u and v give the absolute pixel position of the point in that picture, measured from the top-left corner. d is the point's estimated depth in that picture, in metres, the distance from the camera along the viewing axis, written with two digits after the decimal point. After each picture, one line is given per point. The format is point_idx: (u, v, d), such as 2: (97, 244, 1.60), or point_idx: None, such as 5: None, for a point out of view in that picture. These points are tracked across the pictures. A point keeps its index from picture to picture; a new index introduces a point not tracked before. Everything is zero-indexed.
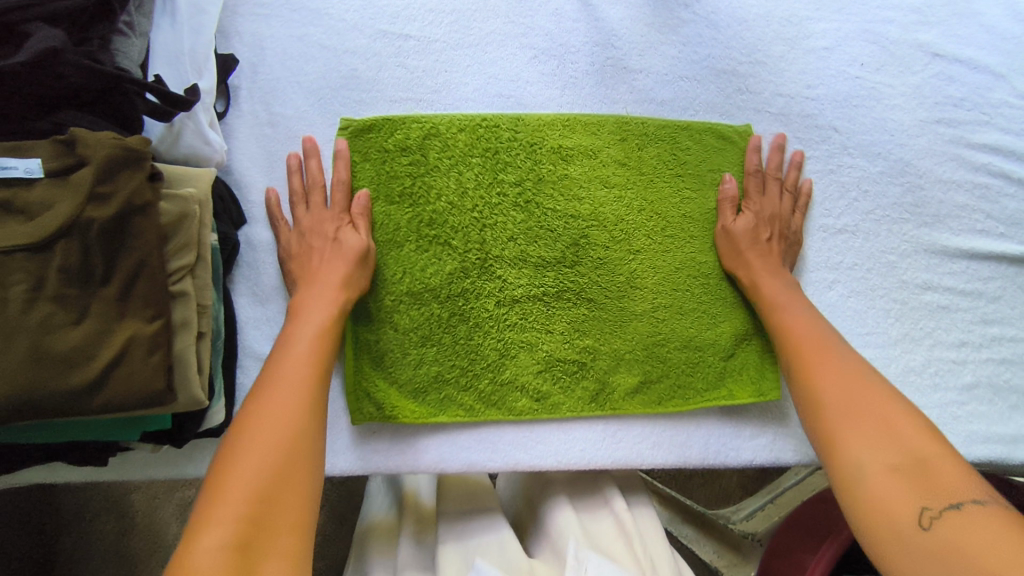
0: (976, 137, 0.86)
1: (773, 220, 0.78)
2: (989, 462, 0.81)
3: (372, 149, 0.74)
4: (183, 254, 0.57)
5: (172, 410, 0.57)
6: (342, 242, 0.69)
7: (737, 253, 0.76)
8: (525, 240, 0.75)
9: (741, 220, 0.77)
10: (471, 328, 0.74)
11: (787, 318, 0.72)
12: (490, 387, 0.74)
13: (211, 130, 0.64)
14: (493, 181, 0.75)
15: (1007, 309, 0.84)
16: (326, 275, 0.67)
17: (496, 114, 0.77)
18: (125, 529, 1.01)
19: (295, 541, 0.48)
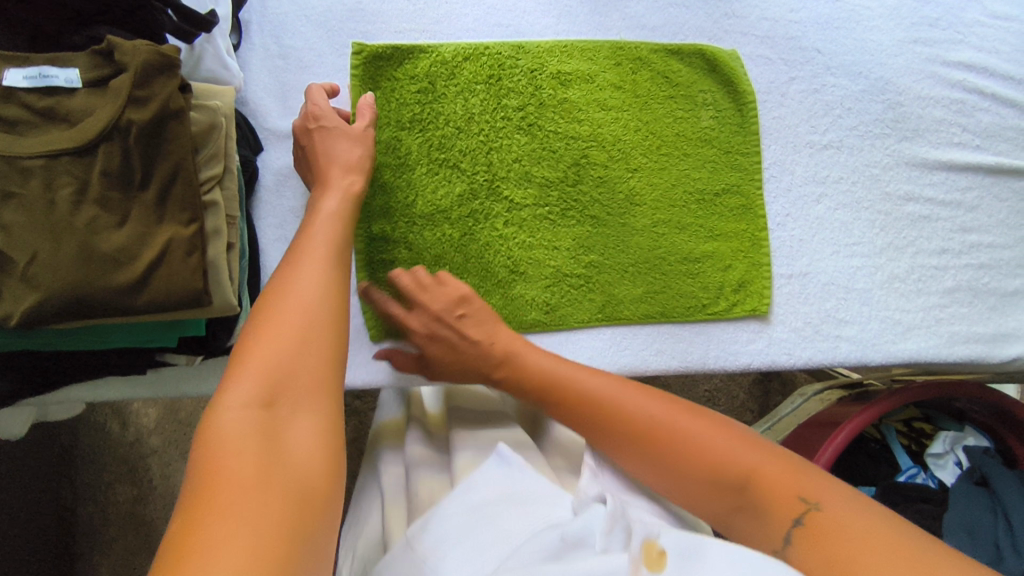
0: (951, 55, 0.91)
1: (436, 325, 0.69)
2: (970, 361, 0.87)
3: (381, 76, 0.78)
4: (213, 164, 0.61)
5: (209, 314, 0.62)
6: (327, 127, 0.67)
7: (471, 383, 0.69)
8: (529, 161, 0.79)
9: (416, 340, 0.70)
10: (483, 247, 0.78)
11: (585, 385, 0.61)
12: (501, 303, 0.78)
13: (229, 56, 0.68)
14: (497, 106, 0.79)
15: (983, 218, 0.89)
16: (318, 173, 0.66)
17: (497, 43, 0.81)
18: (144, 495, 1.11)
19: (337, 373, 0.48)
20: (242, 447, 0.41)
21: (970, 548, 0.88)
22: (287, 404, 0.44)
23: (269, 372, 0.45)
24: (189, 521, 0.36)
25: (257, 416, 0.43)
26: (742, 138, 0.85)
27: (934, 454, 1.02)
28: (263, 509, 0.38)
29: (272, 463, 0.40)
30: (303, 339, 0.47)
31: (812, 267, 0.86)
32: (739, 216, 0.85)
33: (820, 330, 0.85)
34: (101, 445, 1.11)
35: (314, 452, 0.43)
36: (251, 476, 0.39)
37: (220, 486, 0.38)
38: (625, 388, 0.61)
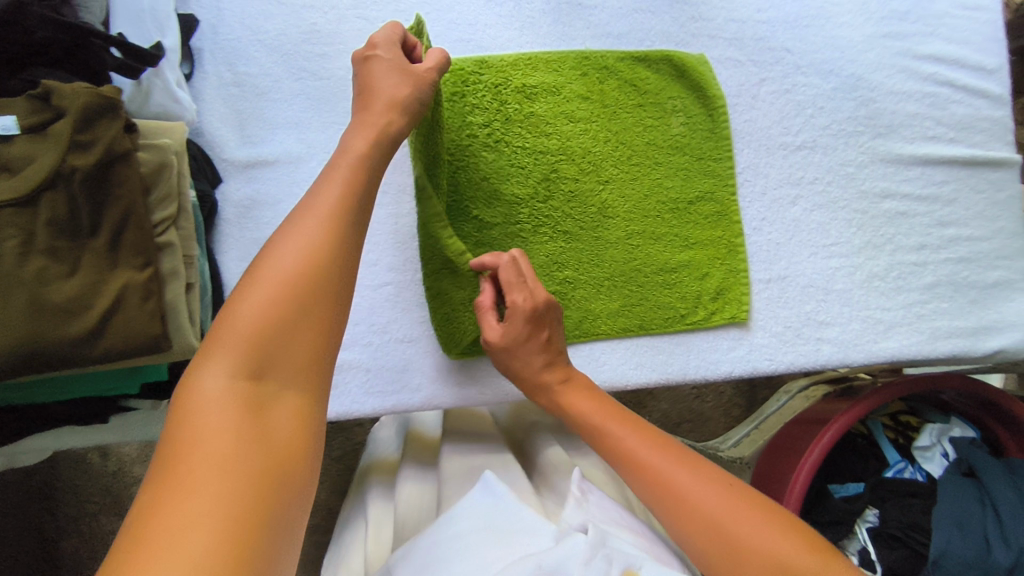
0: (922, 48, 0.90)
1: (539, 317, 0.69)
2: (954, 356, 0.87)
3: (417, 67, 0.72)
4: (166, 206, 0.59)
5: (170, 359, 0.60)
6: (391, 63, 0.61)
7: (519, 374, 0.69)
8: (497, 178, 0.78)
9: (509, 324, 0.69)
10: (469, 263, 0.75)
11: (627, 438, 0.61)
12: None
13: (180, 88, 0.65)
14: (461, 123, 0.77)
15: (961, 211, 0.89)
16: (373, 107, 0.58)
17: (459, 59, 0.79)
18: None
19: (330, 346, 0.46)
20: (221, 418, 0.40)
21: (960, 540, 0.88)
22: (271, 380, 0.44)
23: (259, 343, 0.43)
24: (158, 487, 0.37)
25: (238, 394, 0.42)
26: (714, 144, 0.84)
27: (920, 447, 1.01)
28: (235, 484, 0.38)
29: (251, 437, 0.40)
30: (299, 312, 0.45)
31: (790, 270, 0.85)
32: (714, 222, 0.83)
33: (801, 333, 0.84)
34: (83, 477, 1.09)
35: (293, 431, 0.43)
36: (228, 449, 0.39)
37: (192, 455, 0.38)
38: (645, 445, 0.60)
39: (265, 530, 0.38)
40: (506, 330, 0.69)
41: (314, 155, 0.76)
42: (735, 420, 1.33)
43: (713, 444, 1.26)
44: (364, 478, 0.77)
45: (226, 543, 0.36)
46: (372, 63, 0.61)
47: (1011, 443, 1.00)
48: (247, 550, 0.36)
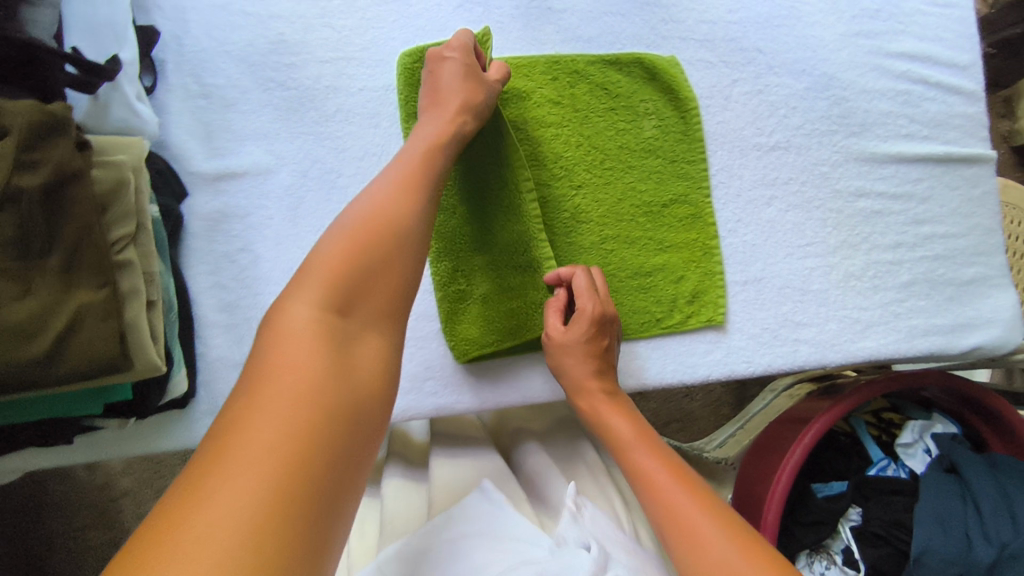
0: (894, 46, 0.90)
1: (604, 328, 0.73)
2: (931, 354, 0.86)
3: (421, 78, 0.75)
4: (124, 223, 0.58)
5: (132, 378, 0.59)
6: (462, 68, 0.71)
7: (569, 366, 0.72)
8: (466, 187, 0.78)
9: (573, 327, 0.72)
10: (494, 258, 0.79)
11: (637, 458, 0.64)
12: (484, 334, 0.78)
13: (139, 102, 0.64)
14: None
15: (936, 208, 0.89)
16: (451, 107, 0.68)
17: None
18: (117, 538, 1.11)
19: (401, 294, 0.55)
20: (305, 343, 0.48)
21: (941, 538, 0.87)
22: (355, 314, 0.52)
23: (341, 286, 0.52)
24: (252, 394, 0.45)
25: (328, 320, 0.50)
26: (687, 146, 0.84)
27: (902, 444, 1.00)
28: (315, 398, 0.45)
29: (332, 362, 0.48)
30: (377, 266, 0.54)
31: (766, 272, 0.85)
32: (689, 225, 0.83)
33: (778, 335, 0.83)
34: (69, 491, 1.11)
35: (368, 363, 0.51)
36: (309, 370, 0.47)
37: (280, 372, 0.46)
38: (667, 474, 0.61)
39: (337, 438, 0.45)
40: (573, 332, 0.72)
41: (283, 166, 0.74)
42: (723, 418, 1.33)
43: (697, 446, 1.23)
44: None
45: (302, 444, 0.43)
46: (448, 66, 0.71)
47: (992, 439, 1.00)
48: (317, 444, 0.43)
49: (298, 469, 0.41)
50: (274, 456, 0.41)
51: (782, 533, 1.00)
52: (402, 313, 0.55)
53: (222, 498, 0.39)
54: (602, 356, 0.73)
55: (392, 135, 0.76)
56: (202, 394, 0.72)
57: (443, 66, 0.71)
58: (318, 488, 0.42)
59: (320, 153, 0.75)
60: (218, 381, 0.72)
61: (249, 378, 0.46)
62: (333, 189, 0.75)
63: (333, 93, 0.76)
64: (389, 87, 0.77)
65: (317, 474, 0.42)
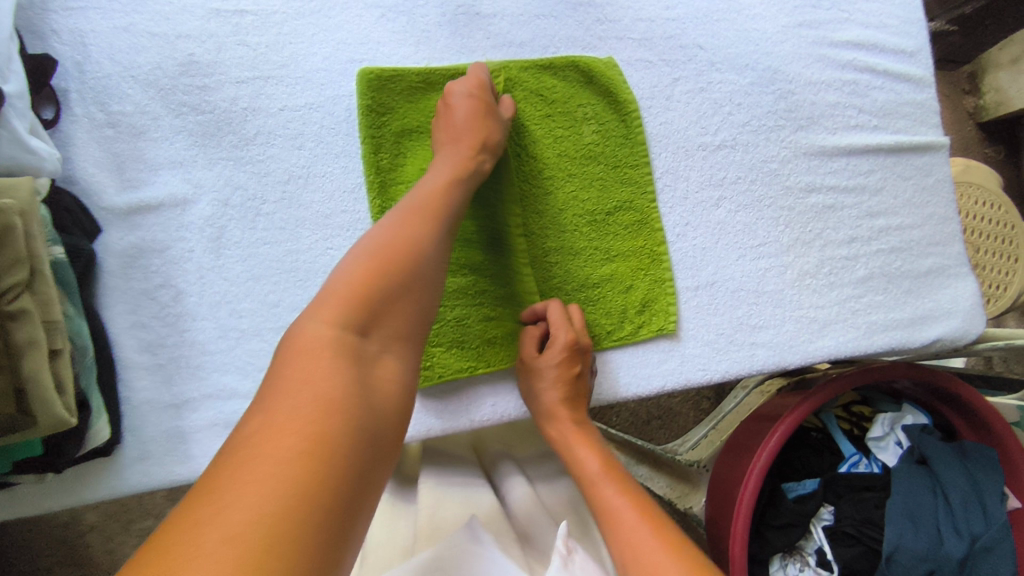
0: (839, 35, 0.87)
1: (580, 356, 0.73)
2: (892, 350, 0.84)
3: (393, 100, 0.75)
4: (15, 271, 0.54)
5: (38, 433, 0.55)
6: (479, 100, 0.71)
7: (538, 388, 0.71)
8: None
9: (546, 353, 0.71)
10: (458, 278, 0.75)
11: (608, 500, 0.60)
12: (446, 359, 0.74)
13: (32, 137, 0.61)
14: (393, 147, 0.75)
15: (890, 200, 0.86)
16: (473, 140, 0.69)
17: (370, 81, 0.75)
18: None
19: (414, 328, 0.53)
20: (327, 362, 0.46)
21: (912, 534, 0.83)
22: (371, 339, 0.50)
23: (360, 309, 0.50)
24: (271, 408, 0.43)
25: (344, 341, 0.48)
26: (629, 150, 0.81)
27: (873, 437, 0.95)
28: (334, 417, 0.43)
29: (353, 382, 0.46)
30: (397, 290, 0.52)
31: (719, 275, 0.82)
32: (634, 232, 0.80)
33: (734, 340, 0.80)
34: (33, 530, 1.07)
35: (385, 389, 0.48)
36: (330, 389, 0.44)
37: (298, 391, 0.43)
38: (633, 514, 0.58)
39: (354, 461, 0.42)
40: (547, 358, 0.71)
41: (202, 195, 0.71)
42: (705, 413, 1.30)
43: (670, 447, 1.18)
44: None
45: (320, 464, 0.40)
46: (468, 102, 0.71)
47: (963, 427, 0.94)
48: (329, 469, 0.40)
49: (314, 490, 0.39)
50: (291, 473, 0.39)
51: (754, 536, 0.93)
52: (416, 339, 0.54)
53: (235, 514, 0.36)
54: (574, 382, 0.72)
55: (317, 157, 0.73)
56: (129, 440, 0.68)
57: (467, 101, 0.71)
58: (333, 513, 0.39)
59: (241, 178, 0.72)
60: (144, 425, 0.68)
61: (267, 393, 0.44)
62: (258, 216, 0.71)
63: (250, 114, 0.73)
64: (311, 106, 0.74)
65: (333, 496, 0.40)
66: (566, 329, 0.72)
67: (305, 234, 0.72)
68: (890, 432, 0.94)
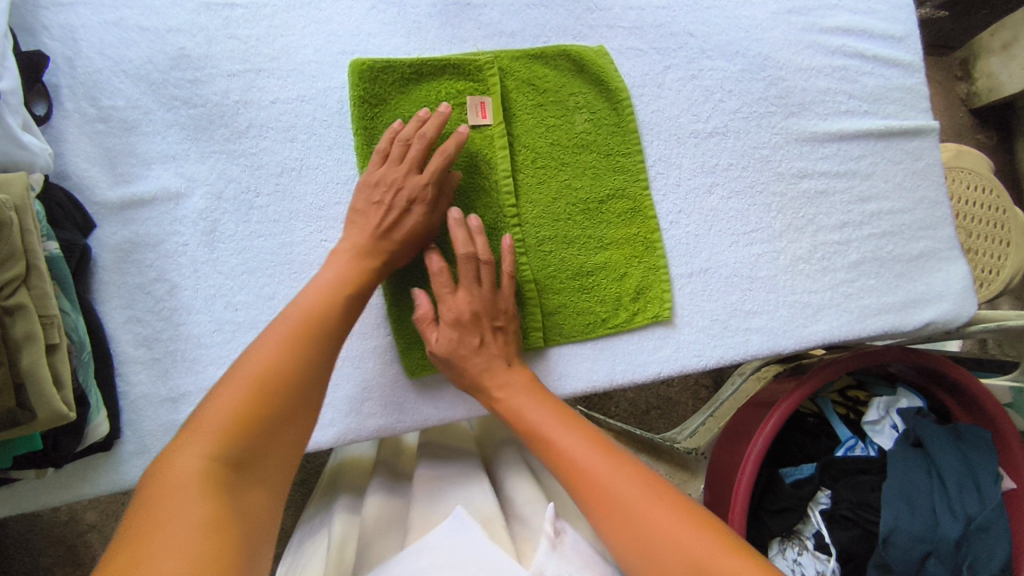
0: (828, 21, 0.88)
1: (480, 316, 0.70)
2: (885, 333, 0.84)
3: (388, 90, 0.75)
4: (12, 266, 0.54)
5: (38, 428, 0.56)
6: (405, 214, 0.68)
7: (458, 373, 0.70)
8: None
9: (439, 338, 0.69)
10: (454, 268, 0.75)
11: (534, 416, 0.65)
12: None
13: (25, 133, 0.61)
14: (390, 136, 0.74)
15: (881, 184, 0.87)
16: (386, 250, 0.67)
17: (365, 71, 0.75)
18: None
19: (293, 450, 0.52)
20: (195, 499, 0.43)
21: (908, 516, 0.83)
22: (247, 466, 0.48)
23: (235, 442, 0.48)
24: (132, 551, 0.39)
25: (216, 470, 0.46)
26: (621, 139, 0.81)
27: (869, 422, 0.95)
28: (207, 548, 0.41)
29: (225, 516, 0.43)
30: (276, 419, 0.51)
31: (713, 262, 0.82)
32: (628, 219, 0.81)
33: (728, 326, 0.81)
34: (33, 529, 1.07)
35: (259, 520, 0.46)
36: (198, 526, 0.42)
37: (164, 532, 0.41)
38: (585, 448, 0.60)
39: None
40: (443, 332, 0.70)
41: (195, 189, 0.71)
42: (702, 401, 1.31)
43: (668, 435, 1.18)
44: (332, 491, 0.75)
45: None
46: (401, 217, 0.68)
47: (956, 408, 0.95)
48: None
49: None
50: None
51: (754, 523, 0.94)
52: (296, 463, 0.52)
53: None
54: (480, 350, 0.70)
55: (310, 149, 0.74)
56: (127, 435, 0.68)
57: (399, 215, 0.68)
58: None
59: (234, 172, 0.72)
60: (142, 419, 0.68)
61: (124, 535, 0.41)
62: (251, 209, 0.72)
63: (242, 107, 0.73)
64: (303, 98, 0.74)
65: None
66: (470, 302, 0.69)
67: (299, 226, 0.72)
68: (886, 415, 0.95)
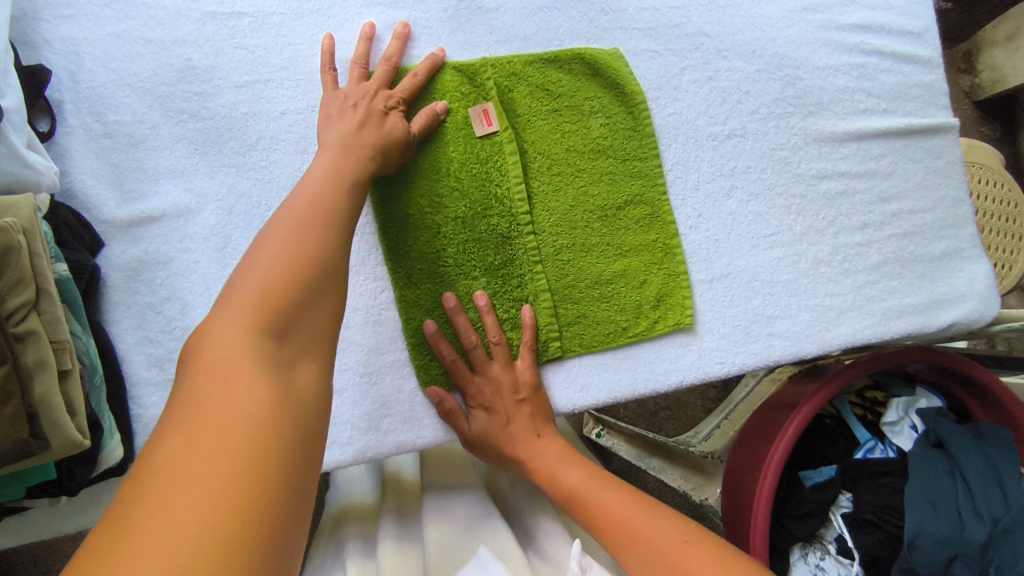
0: (845, 18, 0.86)
1: (503, 393, 0.71)
2: (909, 335, 0.83)
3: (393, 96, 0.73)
4: (22, 290, 0.53)
5: (52, 456, 0.54)
6: (391, 113, 0.69)
7: (493, 455, 0.71)
8: (427, 204, 0.73)
9: (472, 425, 0.70)
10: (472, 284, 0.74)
11: (567, 478, 0.66)
12: None
13: (30, 151, 0.59)
14: None
15: (901, 183, 0.85)
16: (368, 140, 0.65)
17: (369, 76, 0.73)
18: None
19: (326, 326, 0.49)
20: (243, 377, 0.40)
21: (933, 519, 0.81)
22: (287, 340, 0.45)
23: (267, 314, 0.45)
24: (187, 432, 0.36)
25: (254, 339, 0.43)
26: (638, 142, 0.80)
27: (888, 423, 0.94)
28: (266, 412, 0.38)
29: (279, 393, 0.40)
30: (305, 306, 0.48)
31: (733, 266, 0.81)
32: (647, 226, 0.79)
33: (750, 331, 0.79)
34: (41, 550, 1.05)
35: (311, 397, 0.43)
36: (256, 402, 0.38)
37: (206, 398, 0.38)
38: (621, 501, 0.62)
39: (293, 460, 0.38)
40: (475, 417, 0.71)
41: (205, 204, 0.69)
42: (712, 402, 1.30)
43: (682, 438, 1.15)
44: (340, 531, 0.72)
45: (259, 456, 0.36)
46: (390, 115, 0.68)
47: (978, 409, 0.94)
48: (266, 461, 0.36)
49: (256, 488, 0.34)
50: (224, 472, 0.34)
51: (776, 528, 0.93)
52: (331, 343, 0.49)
53: (173, 526, 0.31)
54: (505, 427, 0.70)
55: None
56: None
57: (380, 116, 0.68)
58: (280, 536, 0.34)
59: (245, 186, 0.70)
60: None
61: (173, 418, 0.37)
62: (263, 224, 0.70)
63: (251, 119, 0.71)
64: (314, 108, 0.72)
65: (279, 514, 0.34)
66: (493, 382, 0.71)
67: None
68: (904, 416, 0.94)
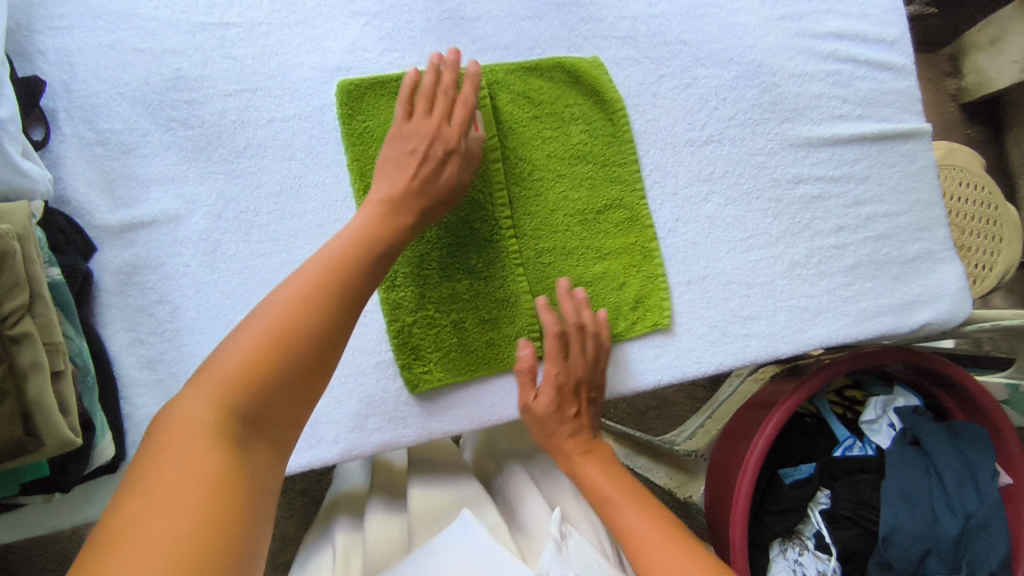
0: (820, 26, 0.88)
1: (581, 385, 0.74)
2: (882, 335, 0.85)
3: (374, 101, 0.75)
4: (16, 295, 0.54)
5: (46, 454, 0.56)
6: (445, 163, 0.67)
7: (546, 429, 0.73)
8: None
9: (541, 393, 0.73)
10: (454, 285, 0.76)
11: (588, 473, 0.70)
12: (442, 372, 0.75)
13: (24, 160, 0.61)
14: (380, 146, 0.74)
15: (876, 187, 0.88)
16: (418, 194, 0.64)
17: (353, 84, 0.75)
18: None
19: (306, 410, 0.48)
20: (202, 465, 0.40)
21: (909, 514, 0.83)
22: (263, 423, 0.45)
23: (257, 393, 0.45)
24: (142, 511, 0.36)
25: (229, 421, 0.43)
26: (617, 148, 0.82)
27: (867, 420, 0.95)
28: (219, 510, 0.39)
29: (236, 490, 0.40)
30: (294, 390, 0.47)
31: (710, 269, 0.83)
32: (626, 230, 0.81)
33: (727, 332, 0.82)
34: (37, 545, 1.07)
35: (265, 490, 0.43)
36: (205, 496, 0.38)
37: (169, 481, 0.38)
38: (628, 499, 0.65)
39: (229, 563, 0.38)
40: (544, 391, 0.73)
41: (195, 210, 0.71)
42: (700, 401, 1.32)
43: (668, 436, 1.18)
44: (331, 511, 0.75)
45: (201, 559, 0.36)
46: (443, 166, 0.67)
47: (953, 406, 0.96)
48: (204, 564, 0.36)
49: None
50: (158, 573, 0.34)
51: (755, 523, 0.95)
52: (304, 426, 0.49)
53: None
54: (570, 418, 0.73)
55: (308, 167, 0.74)
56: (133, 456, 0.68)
57: (438, 163, 0.66)
58: None
59: (233, 192, 0.72)
60: None
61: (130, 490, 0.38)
62: (251, 229, 0.72)
63: (239, 127, 0.73)
64: (300, 116, 0.74)
65: None
66: (578, 370, 0.74)
67: (299, 244, 0.72)
68: (882, 413, 0.95)
